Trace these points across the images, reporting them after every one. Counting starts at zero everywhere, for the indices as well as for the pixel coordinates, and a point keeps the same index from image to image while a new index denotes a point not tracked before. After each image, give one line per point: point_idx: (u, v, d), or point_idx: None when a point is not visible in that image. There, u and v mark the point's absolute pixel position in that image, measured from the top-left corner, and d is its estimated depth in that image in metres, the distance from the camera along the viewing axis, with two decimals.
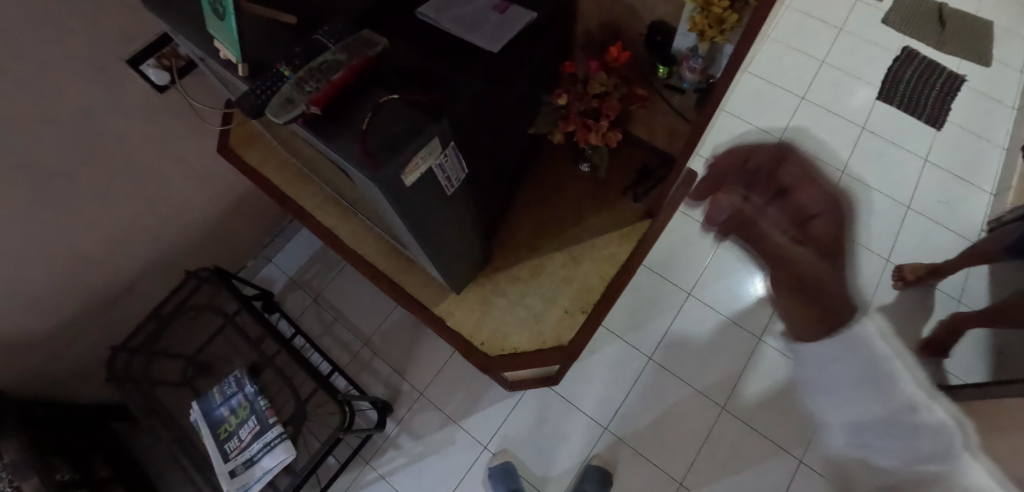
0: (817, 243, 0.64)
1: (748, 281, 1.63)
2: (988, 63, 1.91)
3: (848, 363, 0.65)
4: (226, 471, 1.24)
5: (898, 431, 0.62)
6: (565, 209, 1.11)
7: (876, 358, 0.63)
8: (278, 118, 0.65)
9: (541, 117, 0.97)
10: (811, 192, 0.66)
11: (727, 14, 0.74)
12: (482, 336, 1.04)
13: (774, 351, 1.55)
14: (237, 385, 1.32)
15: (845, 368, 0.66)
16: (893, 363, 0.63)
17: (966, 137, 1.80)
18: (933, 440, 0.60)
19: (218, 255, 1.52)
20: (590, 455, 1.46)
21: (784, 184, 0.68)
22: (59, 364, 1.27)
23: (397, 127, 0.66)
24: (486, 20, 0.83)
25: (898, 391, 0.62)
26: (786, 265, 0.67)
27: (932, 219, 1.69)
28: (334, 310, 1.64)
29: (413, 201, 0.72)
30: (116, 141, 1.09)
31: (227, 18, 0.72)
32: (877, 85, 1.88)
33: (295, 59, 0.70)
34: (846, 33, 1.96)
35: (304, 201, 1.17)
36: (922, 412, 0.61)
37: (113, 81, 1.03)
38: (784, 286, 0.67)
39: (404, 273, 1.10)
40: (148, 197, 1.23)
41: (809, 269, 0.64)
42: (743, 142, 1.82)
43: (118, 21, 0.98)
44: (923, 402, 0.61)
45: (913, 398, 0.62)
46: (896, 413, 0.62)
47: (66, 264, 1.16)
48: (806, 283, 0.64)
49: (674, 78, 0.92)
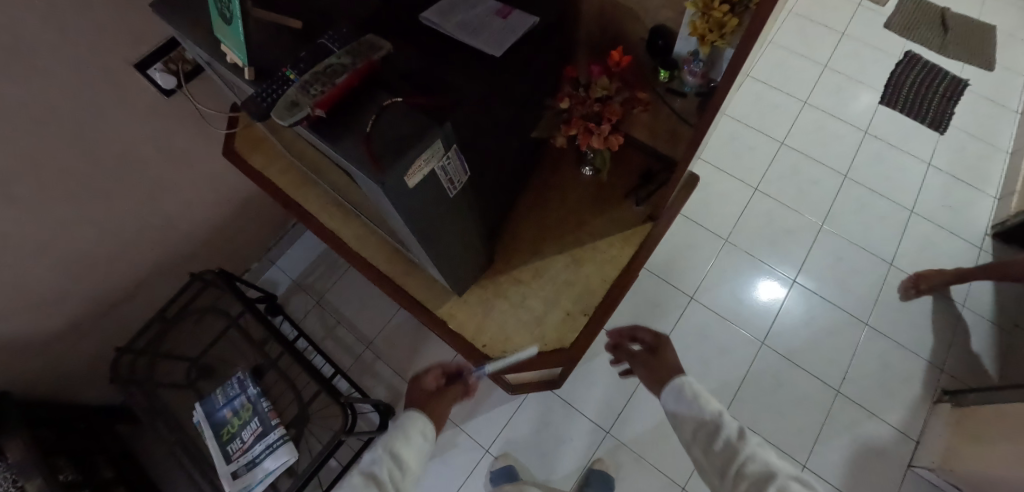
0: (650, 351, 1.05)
1: (751, 285, 1.64)
2: (991, 67, 1.91)
3: (682, 412, 0.92)
4: (229, 472, 1.26)
5: (715, 438, 0.87)
6: (567, 212, 1.11)
7: (692, 397, 0.92)
8: (284, 121, 0.65)
9: (542, 121, 0.97)
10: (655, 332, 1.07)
11: (727, 18, 0.74)
12: (484, 338, 1.04)
13: (776, 355, 1.55)
14: (240, 387, 1.33)
15: (681, 416, 0.92)
16: (702, 397, 0.91)
17: (969, 141, 1.80)
18: (730, 435, 0.86)
19: (222, 257, 1.53)
20: (591, 458, 1.46)
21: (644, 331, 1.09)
22: (63, 365, 1.28)
23: (401, 130, 0.67)
24: (488, 25, 0.84)
25: (709, 409, 0.89)
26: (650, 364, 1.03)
27: (937, 223, 1.69)
28: (337, 313, 1.65)
29: (416, 204, 0.72)
30: (123, 144, 1.11)
31: (233, 23, 0.72)
32: (880, 90, 1.88)
33: (300, 63, 0.71)
34: (848, 38, 1.97)
35: (307, 203, 1.17)
36: (722, 421, 0.88)
37: (120, 84, 1.04)
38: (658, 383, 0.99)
39: (407, 275, 1.11)
40: (153, 199, 1.24)
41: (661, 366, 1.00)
42: (744, 146, 1.82)
43: (125, 26, 0.99)
44: (720, 415, 0.88)
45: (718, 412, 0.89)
46: (712, 432, 0.87)
47: (72, 266, 1.17)
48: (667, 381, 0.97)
49: (676, 82, 0.92)
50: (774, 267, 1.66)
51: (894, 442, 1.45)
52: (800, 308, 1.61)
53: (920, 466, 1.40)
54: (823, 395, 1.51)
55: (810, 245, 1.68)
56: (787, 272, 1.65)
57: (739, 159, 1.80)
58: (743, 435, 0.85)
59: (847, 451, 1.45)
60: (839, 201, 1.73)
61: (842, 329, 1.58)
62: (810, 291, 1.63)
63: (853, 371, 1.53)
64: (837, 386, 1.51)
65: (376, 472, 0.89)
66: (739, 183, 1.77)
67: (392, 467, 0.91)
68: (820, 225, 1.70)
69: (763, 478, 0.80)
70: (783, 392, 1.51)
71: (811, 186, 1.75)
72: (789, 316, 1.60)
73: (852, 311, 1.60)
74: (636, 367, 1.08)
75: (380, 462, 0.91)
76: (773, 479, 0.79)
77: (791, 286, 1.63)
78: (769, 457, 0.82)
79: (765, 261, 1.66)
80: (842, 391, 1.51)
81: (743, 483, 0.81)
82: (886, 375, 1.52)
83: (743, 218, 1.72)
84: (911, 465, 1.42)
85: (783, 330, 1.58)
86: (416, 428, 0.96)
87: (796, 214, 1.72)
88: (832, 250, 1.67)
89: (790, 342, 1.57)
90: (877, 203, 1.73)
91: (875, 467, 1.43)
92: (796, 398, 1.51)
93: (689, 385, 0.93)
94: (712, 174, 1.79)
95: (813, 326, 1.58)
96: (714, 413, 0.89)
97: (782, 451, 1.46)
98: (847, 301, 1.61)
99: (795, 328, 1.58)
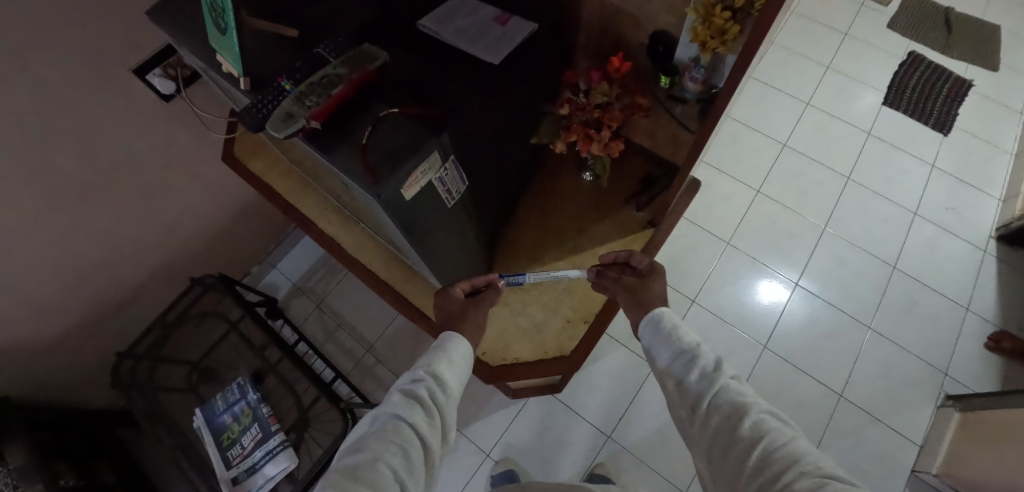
0: (631, 277, 0.91)
1: (753, 288, 1.63)
2: (996, 67, 1.90)
3: (657, 343, 0.81)
4: (229, 478, 1.25)
5: (688, 370, 0.76)
6: (567, 218, 1.10)
7: (670, 328, 0.80)
8: (278, 132, 0.65)
9: (542, 127, 0.96)
10: (637, 259, 0.93)
11: (729, 25, 0.74)
12: (484, 346, 1.02)
13: (777, 357, 1.55)
14: (240, 392, 1.33)
15: (655, 348, 0.80)
16: (680, 329, 0.80)
17: (974, 142, 1.79)
18: (706, 366, 0.75)
19: (222, 261, 1.53)
20: (593, 462, 1.45)
21: (623, 259, 0.94)
22: (65, 370, 1.28)
23: (397, 141, 0.67)
24: (486, 31, 0.83)
25: (683, 340, 0.78)
26: (630, 294, 0.88)
27: (941, 225, 1.68)
28: (337, 317, 1.64)
29: (415, 214, 0.72)
30: (123, 150, 1.10)
31: (228, 32, 0.71)
32: (883, 90, 1.87)
33: (296, 74, 0.71)
34: (851, 38, 1.96)
35: (306, 209, 1.17)
36: (698, 351, 0.77)
37: (119, 91, 1.03)
38: (635, 314, 0.86)
39: (407, 280, 1.10)
40: (153, 205, 1.24)
41: (646, 294, 0.87)
42: (747, 147, 1.81)
43: (124, 32, 0.99)
44: (697, 345, 0.78)
45: (693, 344, 0.78)
46: (688, 361, 0.77)
47: (74, 272, 1.17)
48: (647, 306, 0.85)
49: (677, 88, 0.92)
50: (775, 269, 1.65)
51: (900, 447, 1.44)
52: (801, 311, 1.60)
53: (923, 471, 1.39)
54: (826, 399, 1.50)
55: (813, 247, 1.67)
56: (789, 274, 1.64)
57: (742, 161, 1.79)
58: (719, 367, 0.75)
59: (851, 456, 1.44)
60: (843, 203, 1.72)
61: (845, 333, 1.57)
62: (812, 294, 1.62)
63: (856, 374, 1.52)
64: (840, 390, 1.50)
65: (418, 392, 0.75)
66: (742, 185, 1.76)
67: (435, 388, 0.76)
68: (823, 227, 1.69)
69: (736, 414, 0.70)
70: (784, 396, 1.50)
71: (814, 187, 1.74)
72: (791, 318, 1.59)
73: (854, 314, 1.59)
74: (618, 295, 0.92)
75: (421, 382, 0.76)
76: (749, 414, 0.69)
77: (793, 289, 1.62)
78: (745, 392, 0.73)
79: (766, 263, 1.66)
80: (845, 395, 1.50)
81: (715, 419, 0.71)
82: (890, 379, 1.51)
83: (745, 221, 1.71)
84: (915, 471, 1.41)
85: (785, 334, 1.57)
86: (459, 350, 0.81)
87: (798, 216, 1.71)
88: (836, 252, 1.66)
89: (793, 345, 1.56)
90: (880, 204, 1.72)
91: (878, 472, 1.42)
92: (798, 402, 1.50)
93: (667, 315, 0.82)
94: (714, 176, 1.78)
95: (817, 330, 1.57)
96: (690, 344, 0.78)
97: None
98: (850, 303, 1.60)
99: (799, 331, 1.57)
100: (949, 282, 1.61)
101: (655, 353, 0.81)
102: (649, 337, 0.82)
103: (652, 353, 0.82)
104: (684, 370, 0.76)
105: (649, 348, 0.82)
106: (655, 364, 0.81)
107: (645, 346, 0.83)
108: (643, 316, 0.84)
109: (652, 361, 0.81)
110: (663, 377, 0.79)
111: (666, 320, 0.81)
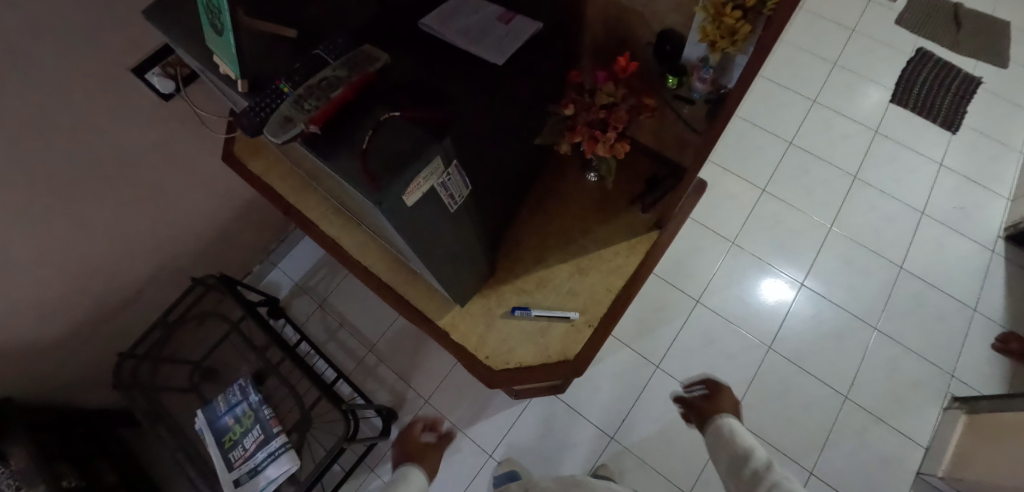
0: (705, 397, 1.25)
1: (756, 287, 1.61)
2: (1005, 64, 1.87)
3: (720, 442, 1.08)
4: (230, 480, 1.24)
5: (748, 464, 1.01)
6: (571, 219, 1.09)
7: (730, 432, 1.08)
8: (276, 137, 0.64)
9: (545, 128, 0.94)
10: (713, 387, 1.26)
11: (739, 25, 0.72)
12: (487, 350, 1.02)
13: (781, 357, 1.53)
14: (242, 393, 1.32)
15: (719, 446, 1.08)
16: (738, 435, 1.07)
17: (982, 141, 1.77)
18: (760, 466, 1.00)
19: (223, 261, 1.53)
20: (596, 464, 1.44)
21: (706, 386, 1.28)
22: (66, 371, 1.27)
23: (398, 146, 0.66)
24: (490, 31, 0.82)
25: (743, 444, 1.05)
26: (698, 408, 1.23)
27: (949, 225, 1.66)
28: (339, 317, 1.63)
29: (415, 219, 0.71)
30: (122, 151, 1.09)
31: (224, 34, 0.70)
32: (890, 88, 1.84)
33: (294, 75, 0.69)
34: (858, 35, 1.93)
35: (306, 210, 1.15)
36: (755, 455, 1.02)
37: (118, 90, 1.02)
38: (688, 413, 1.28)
39: (407, 282, 1.09)
40: (153, 205, 1.23)
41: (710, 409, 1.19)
42: (753, 146, 1.79)
43: (124, 31, 0.97)
44: (754, 451, 1.03)
45: (751, 447, 1.04)
46: (744, 462, 1.02)
47: (75, 273, 1.16)
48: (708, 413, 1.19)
49: (684, 89, 0.90)
50: (780, 268, 1.63)
51: (905, 448, 1.43)
52: (807, 311, 1.58)
53: (928, 473, 1.38)
54: (832, 401, 1.48)
55: (819, 247, 1.65)
56: (794, 273, 1.63)
57: (747, 160, 1.77)
58: (770, 468, 0.99)
59: (855, 457, 1.43)
60: (850, 202, 1.70)
61: (851, 333, 1.55)
62: (817, 294, 1.60)
63: (861, 376, 1.50)
64: (845, 392, 1.49)
65: None
66: (748, 184, 1.74)
67: None
68: (829, 227, 1.67)
69: None
70: (788, 397, 1.49)
71: (821, 186, 1.73)
72: (797, 318, 1.57)
73: (861, 316, 1.57)
74: (691, 415, 1.25)
75: None
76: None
77: (798, 289, 1.61)
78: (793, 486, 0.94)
79: (771, 263, 1.64)
80: (851, 396, 1.49)
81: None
82: (895, 380, 1.50)
83: (750, 220, 1.69)
84: (921, 473, 1.40)
85: (790, 335, 1.56)
86: None
87: (803, 215, 1.69)
88: (841, 253, 1.64)
89: (797, 345, 1.54)
90: (887, 204, 1.70)
91: (882, 474, 1.41)
92: (803, 403, 1.48)
93: (729, 423, 1.10)
94: (719, 175, 1.76)
95: (822, 330, 1.56)
96: (747, 448, 1.04)
97: (787, 456, 1.44)
98: (856, 303, 1.59)
99: (804, 331, 1.56)
100: (956, 282, 1.59)
101: (716, 447, 1.09)
102: (718, 435, 1.09)
103: (717, 446, 1.08)
104: (743, 463, 1.02)
105: (716, 448, 1.09)
106: (721, 457, 1.07)
107: (716, 435, 1.10)
108: (711, 416, 1.16)
109: (718, 456, 1.07)
110: (723, 468, 1.05)
111: (729, 428, 1.09)
